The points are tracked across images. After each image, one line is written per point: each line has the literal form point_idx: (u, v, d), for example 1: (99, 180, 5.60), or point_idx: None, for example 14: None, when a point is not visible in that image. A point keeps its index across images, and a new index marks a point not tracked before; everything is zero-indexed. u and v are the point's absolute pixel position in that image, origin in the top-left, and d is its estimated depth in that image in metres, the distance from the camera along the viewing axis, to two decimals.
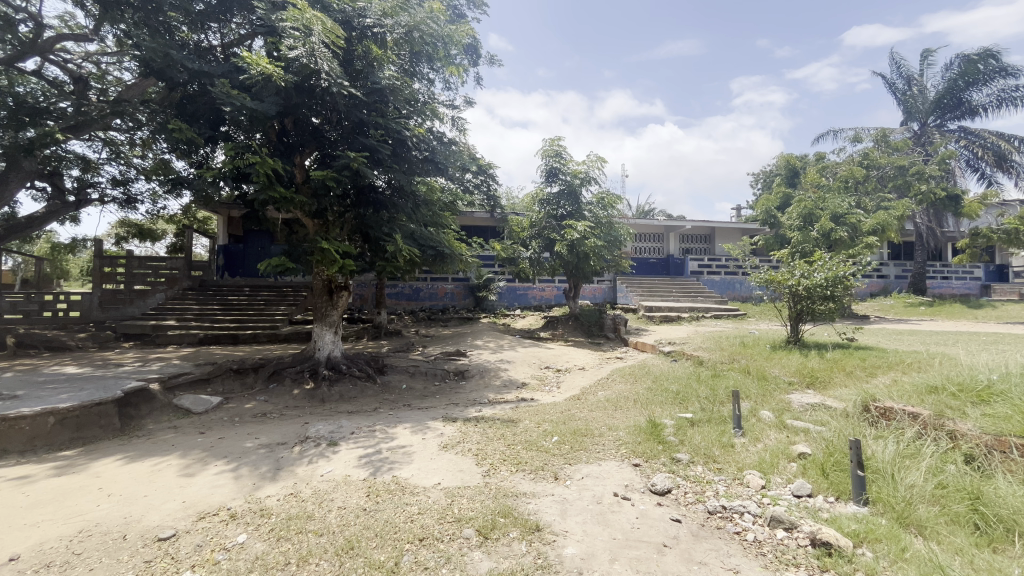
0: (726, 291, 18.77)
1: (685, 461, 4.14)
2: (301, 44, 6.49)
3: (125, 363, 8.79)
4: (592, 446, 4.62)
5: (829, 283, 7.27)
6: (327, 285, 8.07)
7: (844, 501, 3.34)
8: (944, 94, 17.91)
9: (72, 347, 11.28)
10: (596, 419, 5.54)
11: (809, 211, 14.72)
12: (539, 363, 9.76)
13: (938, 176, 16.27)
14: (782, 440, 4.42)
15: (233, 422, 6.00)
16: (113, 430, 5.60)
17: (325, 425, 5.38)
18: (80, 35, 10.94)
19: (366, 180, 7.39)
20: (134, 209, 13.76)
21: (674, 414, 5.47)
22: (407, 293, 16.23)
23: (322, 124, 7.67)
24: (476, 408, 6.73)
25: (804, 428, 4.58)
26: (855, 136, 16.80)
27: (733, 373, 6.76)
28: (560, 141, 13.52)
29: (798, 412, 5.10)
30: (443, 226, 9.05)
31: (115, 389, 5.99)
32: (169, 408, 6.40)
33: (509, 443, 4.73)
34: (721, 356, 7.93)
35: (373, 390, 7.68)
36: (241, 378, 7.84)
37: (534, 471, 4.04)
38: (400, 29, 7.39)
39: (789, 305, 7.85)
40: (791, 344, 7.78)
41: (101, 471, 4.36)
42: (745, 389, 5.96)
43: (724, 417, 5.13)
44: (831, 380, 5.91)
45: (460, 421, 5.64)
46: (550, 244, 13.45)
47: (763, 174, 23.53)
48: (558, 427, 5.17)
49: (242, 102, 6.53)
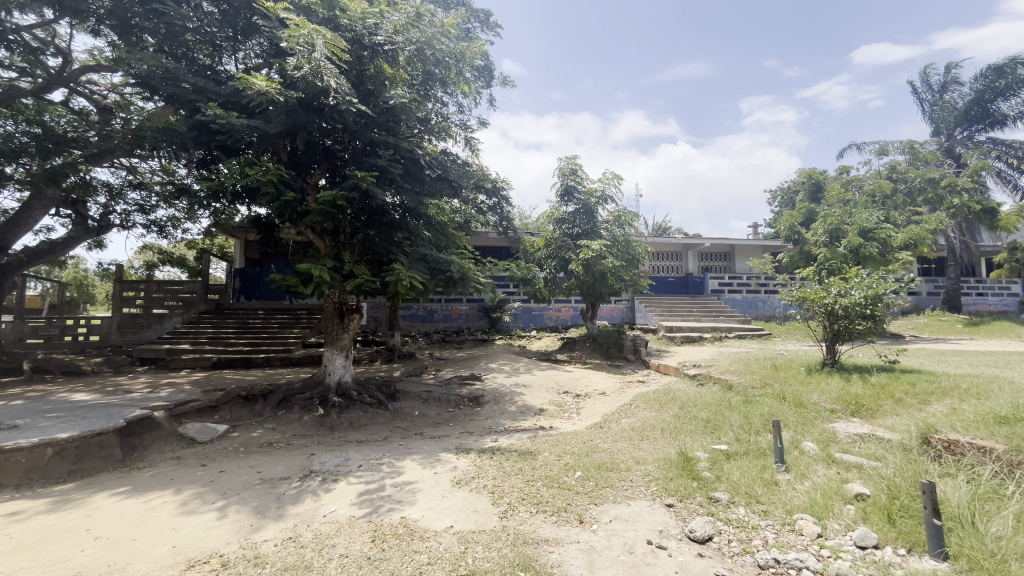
0: (749, 310, 18.18)
1: (724, 502, 3.73)
2: (305, 62, 6.31)
3: (136, 389, 8.65)
4: (620, 482, 4.22)
5: (867, 302, 6.75)
6: (338, 307, 7.85)
7: (919, 555, 2.88)
8: (972, 105, 17.46)
9: (87, 372, 11.28)
10: (622, 450, 5.12)
11: (835, 227, 14.20)
12: (557, 387, 9.35)
13: (972, 189, 15.58)
14: (833, 477, 3.97)
15: (237, 453, 5.72)
16: (114, 461, 5.35)
17: (332, 456, 5.05)
18: (105, 68, 11.36)
19: (376, 202, 7.26)
20: (157, 234, 14.01)
21: (707, 445, 5.03)
22: (422, 315, 16.01)
23: (334, 145, 7.58)
24: (491, 437, 6.33)
25: (857, 463, 4.15)
26: (881, 149, 16.26)
27: (767, 400, 6.26)
28: (576, 159, 13.31)
29: (847, 445, 4.65)
30: (456, 247, 8.85)
31: (117, 418, 5.77)
32: (174, 437, 6.15)
33: (528, 478, 4.34)
34: (752, 380, 7.41)
35: (384, 417, 7.37)
36: (250, 405, 7.57)
37: (557, 512, 3.65)
38: (412, 47, 7.27)
39: (824, 325, 7.31)
40: (827, 366, 7.26)
41: (92, 508, 4.06)
42: (782, 418, 5.49)
43: (764, 448, 4.68)
44: (879, 408, 5.36)
45: (475, 453, 5.26)
46: (565, 264, 13.21)
47: (780, 192, 23.30)
48: (580, 461, 4.76)
49: (249, 122, 6.43)
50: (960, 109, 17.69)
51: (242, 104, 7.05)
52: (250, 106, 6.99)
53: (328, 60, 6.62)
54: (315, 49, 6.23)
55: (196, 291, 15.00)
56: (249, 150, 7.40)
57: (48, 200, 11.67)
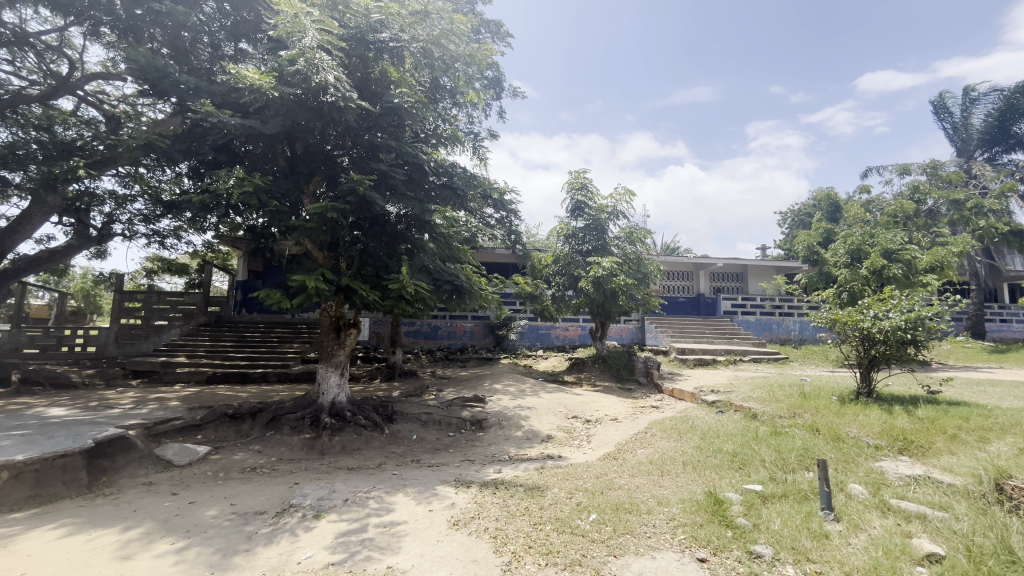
0: (763, 332, 17.44)
1: (768, 558, 3.15)
2: (298, 53, 5.99)
3: (120, 403, 8.19)
4: (641, 529, 3.65)
5: (908, 326, 6.17)
6: (335, 322, 7.38)
7: None
8: (994, 127, 17.51)
9: (77, 384, 10.86)
10: (641, 488, 4.55)
11: (856, 247, 13.67)
12: (565, 411, 8.77)
13: (999, 211, 15.02)
14: (893, 530, 3.41)
15: (215, 480, 5.20)
16: (79, 487, 4.85)
17: (316, 487, 4.51)
18: (112, 75, 11.26)
19: (376, 208, 6.85)
20: (160, 243, 13.78)
21: (737, 484, 4.45)
22: (425, 331, 15.55)
23: (334, 150, 7.22)
24: (494, 467, 5.77)
25: (919, 513, 3.58)
26: (902, 168, 15.81)
27: (798, 432, 5.66)
28: (586, 173, 12.93)
29: (902, 489, 4.07)
30: (461, 259, 8.38)
31: (87, 438, 5.28)
32: (149, 459, 5.65)
33: (536, 521, 3.78)
34: (779, 409, 6.79)
35: (378, 441, 6.83)
36: (237, 425, 7.08)
37: (569, 567, 3.09)
38: (417, 44, 6.89)
39: (859, 350, 6.72)
40: (861, 396, 6.66)
41: (36, 547, 3.55)
42: (819, 454, 4.91)
43: (806, 490, 4.10)
44: (931, 445, 4.76)
45: (476, 487, 4.70)
46: (574, 281, 12.74)
47: (791, 214, 22.91)
48: (595, 500, 4.19)
49: (241, 121, 6.09)
50: (982, 131, 17.66)
51: (237, 103, 6.72)
52: (246, 106, 6.67)
53: (325, 52, 6.37)
54: (307, 37, 5.95)
55: (196, 303, 14.66)
56: (245, 153, 7.08)
57: (48, 207, 11.41)
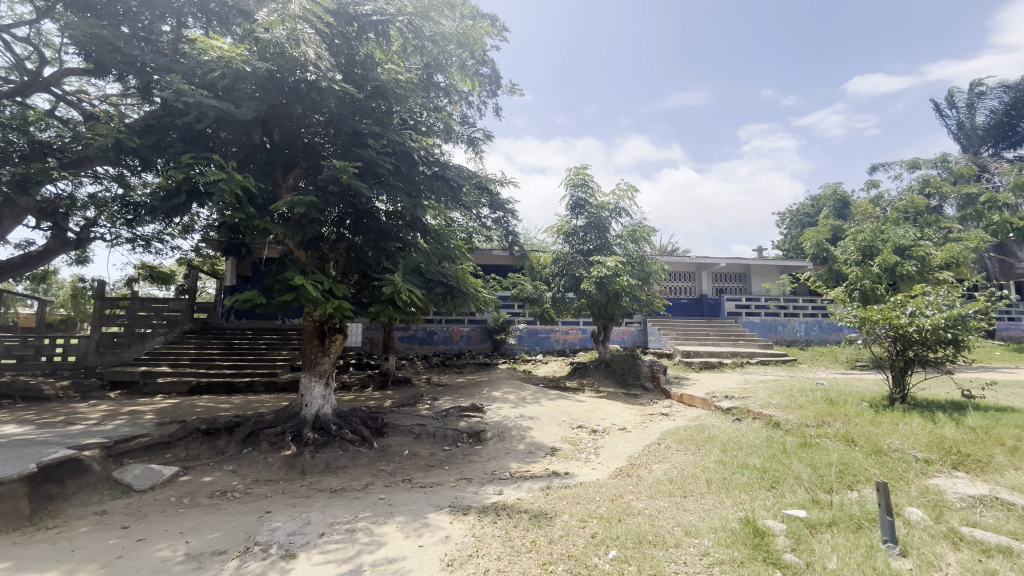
0: (768, 333, 17.01)
1: None
2: (279, 22, 5.54)
3: (87, 418, 7.54)
4: (670, 568, 3.07)
5: (949, 324, 5.63)
6: (318, 327, 6.75)
7: None
8: (1000, 122, 17.18)
9: (50, 397, 10.20)
10: (663, 512, 3.97)
11: (867, 244, 13.16)
12: (570, 421, 8.16)
13: (1013, 205, 14.59)
14: (979, 567, 2.84)
15: (178, 507, 4.58)
16: (17, 519, 4.21)
17: (288, 519, 3.89)
18: (85, 70, 10.58)
19: (362, 201, 6.26)
20: (144, 248, 13.15)
21: (776, 508, 3.86)
22: (420, 336, 14.95)
23: (315, 139, 6.63)
24: (495, 487, 5.17)
25: (1001, 546, 3.02)
26: (912, 162, 15.35)
27: (831, 443, 5.09)
28: (586, 169, 12.32)
29: (968, 512, 3.51)
30: (455, 260, 7.78)
31: (31, 461, 4.64)
32: (106, 484, 5.02)
33: (545, 560, 3.18)
34: (804, 417, 6.20)
35: (367, 458, 6.23)
36: (212, 442, 6.46)
37: None
38: (404, 17, 6.37)
39: (890, 351, 6.17)
40: (896, 402, 6.12)
41: None
42: (863, 471, 4.33)
43: (860, 516, 3.52)
44: (992, 460, 4.20)
45: (474, 513, 4.10)
46: (575, 283, 12.16)
47: (791, 214, 22.51)
48: (612, 530, 3.60)
49: (212, 102, 5.55)
50: (989, 125, 17.31)
51: (209, 86, 6.14)
52: (216, 88, 6.08)
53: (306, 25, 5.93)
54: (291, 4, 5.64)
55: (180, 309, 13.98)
56: (217, 142, 6.47)
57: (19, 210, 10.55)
